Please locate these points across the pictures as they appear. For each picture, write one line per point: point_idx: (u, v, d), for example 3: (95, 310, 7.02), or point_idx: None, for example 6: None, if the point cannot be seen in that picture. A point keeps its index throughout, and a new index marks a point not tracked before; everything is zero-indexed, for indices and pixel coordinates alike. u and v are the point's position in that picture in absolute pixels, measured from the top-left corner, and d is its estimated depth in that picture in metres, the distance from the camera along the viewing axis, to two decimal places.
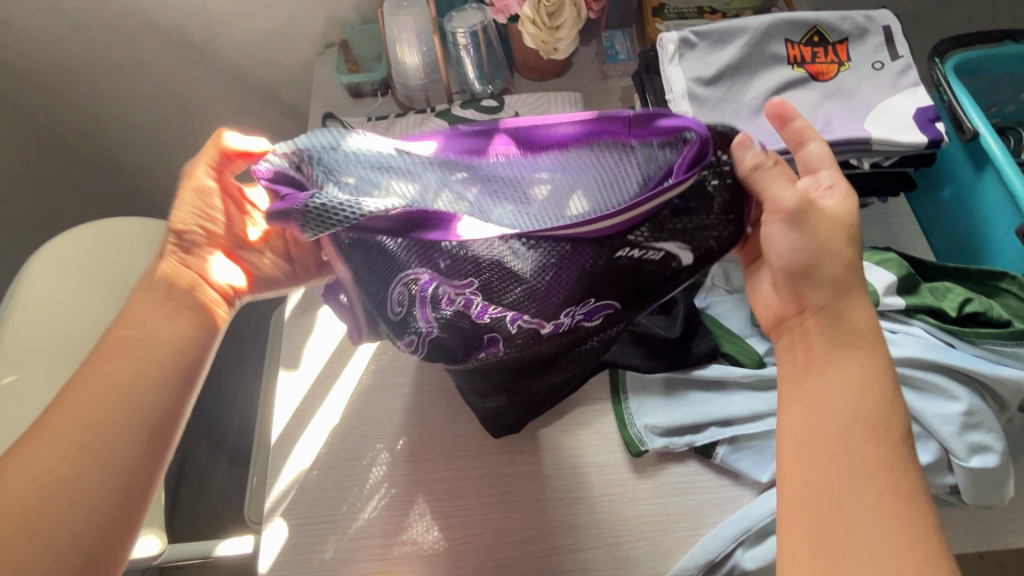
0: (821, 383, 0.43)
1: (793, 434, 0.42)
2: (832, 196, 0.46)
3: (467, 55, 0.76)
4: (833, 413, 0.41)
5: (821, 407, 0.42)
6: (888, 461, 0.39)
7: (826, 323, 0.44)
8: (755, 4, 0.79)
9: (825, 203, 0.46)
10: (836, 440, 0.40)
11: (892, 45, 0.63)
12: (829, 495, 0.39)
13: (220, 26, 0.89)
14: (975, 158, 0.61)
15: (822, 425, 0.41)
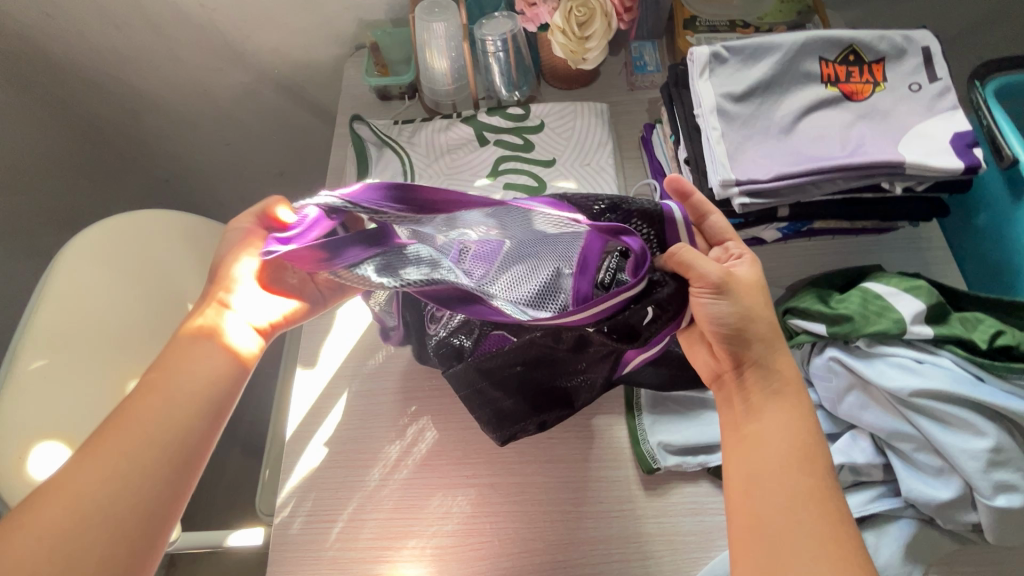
0: (760, 425, 0.47)
1: (737, 476, 0.46)
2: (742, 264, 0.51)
3: (495, 62, 0.76)
4: (775, 451, 0.45)
5: (763, 447, 0.46)
6: (819, 488, 0.43)
7: (759, 374, 0.49)
8: (789, 19, 0.78)
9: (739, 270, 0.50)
10: (781, 475, 0.44)
11: (931, 67, 0.61)
12: (781, 529, 0.42)
13: (255, 25, 0.90)
14: (1013, 187, 0.59)
15: (767, 464, 0.45)
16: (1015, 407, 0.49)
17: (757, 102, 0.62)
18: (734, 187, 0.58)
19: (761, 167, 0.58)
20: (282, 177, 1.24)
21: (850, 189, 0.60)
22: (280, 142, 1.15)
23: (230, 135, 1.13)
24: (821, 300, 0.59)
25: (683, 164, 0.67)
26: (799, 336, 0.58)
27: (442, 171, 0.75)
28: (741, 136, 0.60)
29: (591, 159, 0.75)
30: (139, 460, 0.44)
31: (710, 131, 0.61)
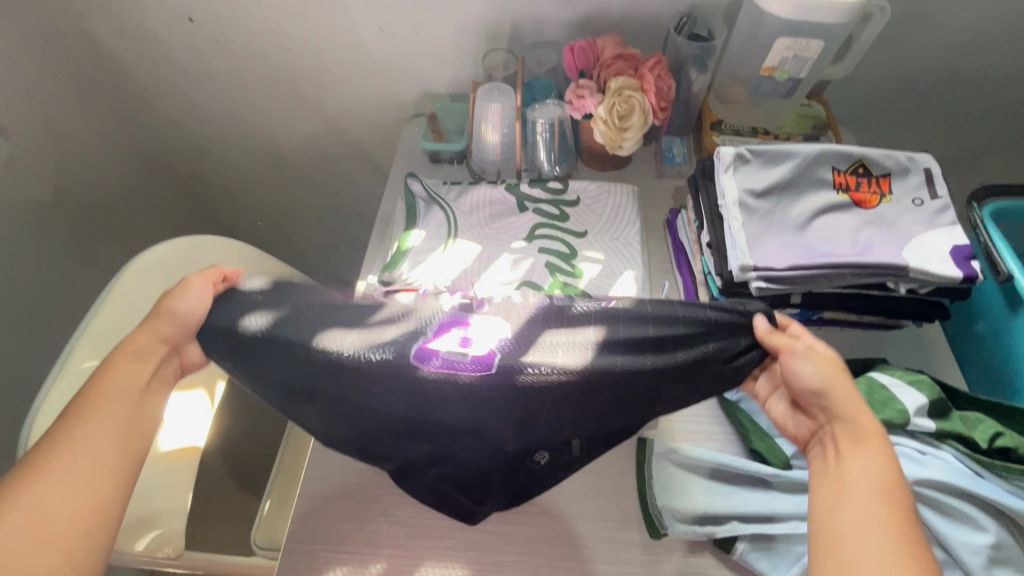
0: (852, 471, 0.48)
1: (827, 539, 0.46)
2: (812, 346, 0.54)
3: (542, 141, 0.85)
4: (864, 496, 0.47)
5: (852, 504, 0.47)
6: (894, 505, 0.46)
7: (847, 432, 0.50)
8: (805, 131, 0.88)
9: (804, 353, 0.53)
10: (866, 509, 0.46)
11: (932, 185, 0.68)
12: (854, 543, 0.44)
13: (330, 88, 1.02)
14: (1011, 299, 0.65)
15: (862, 520, 0.45)
16: (1015, 506, 0.51)
17: (775, 200, 0.69)
18: (752, 271, 0.64)
19: (777, 257, 0.64)
20: (324, 220, 1.34)
21: (858, 285, 0.65)
22: (329, 188, 1.25)
23: (285, 178, 1.24)
24: None
25: (705, 246, 0.73)
26: None
27: (481, 230, 0.82)
28: (760, 228, 0.67)
29: (620, 235, 0.81)
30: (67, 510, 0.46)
31: (732, 220, 0.67)
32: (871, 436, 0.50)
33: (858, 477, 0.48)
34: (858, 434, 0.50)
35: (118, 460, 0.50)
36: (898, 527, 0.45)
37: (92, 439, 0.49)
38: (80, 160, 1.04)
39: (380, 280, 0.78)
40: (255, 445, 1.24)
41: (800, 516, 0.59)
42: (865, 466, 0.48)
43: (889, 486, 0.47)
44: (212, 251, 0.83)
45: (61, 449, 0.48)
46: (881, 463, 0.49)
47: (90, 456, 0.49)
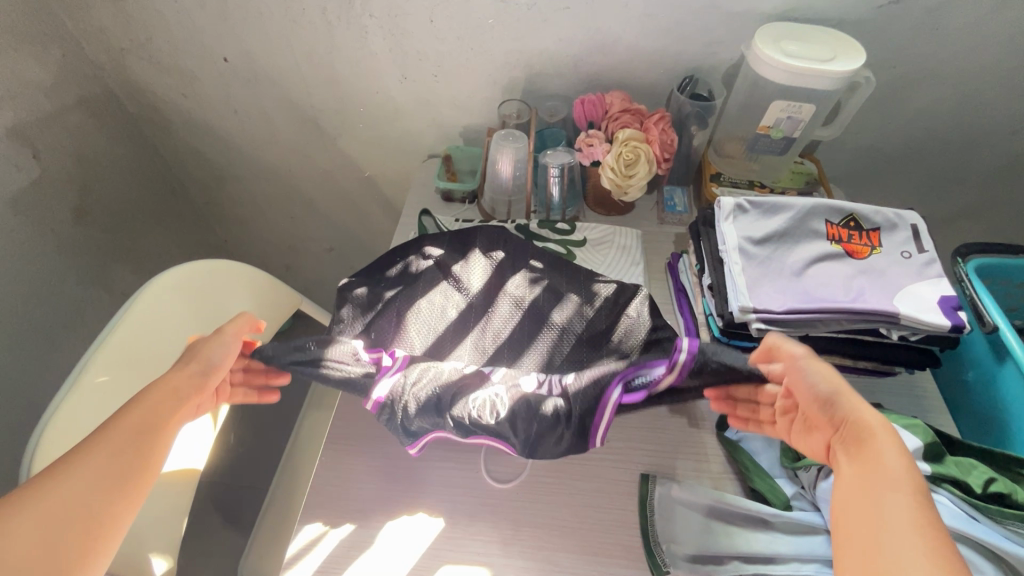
0: (874, 453, 0.50)
1: (849, 533, 0.48)
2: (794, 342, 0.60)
3: (552, 184, 0.90)
4: (883, 472, 0.49)
5: (876, 490, 0.48)
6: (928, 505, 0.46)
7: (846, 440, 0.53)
8: (799, 186, 0.93)
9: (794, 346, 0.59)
10: (898, 506, 0.46)
11: (918, 240, 0.73)
12: (885, 538, 0.45)
13: (351, 127, 1.07)
14: (997, 350, 0.68)
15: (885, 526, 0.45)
16: (1009, 550, 0.53)
17: (773, 247, 0.73)
18: (751, 313, 0.67)
19: (776, 301, 0.68)
20: (332, 252, 1.38)
21: (852, 330, 0.68)
22: (341, 220, 1.29)
23: (298, 210, 1.28)
24: None
25: (706, 289, 0.76)
26: (806, 459, 0.63)
27: None
28: (759, 272, 0.71)
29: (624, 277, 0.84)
30: (25, 541, 0.44)
31: (732, 264, 0.71)
32: (873, 434, 0.52)
33: (880, 461, 0.50)
34: (861, 433, 0.52)
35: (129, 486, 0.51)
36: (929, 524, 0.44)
37: (94, 463, 0.49)
38: (104, 185, 1.07)
39: None
40: (246, 476, 1.21)
41: (801, 557, 0.60)
42: (876, 470, 0.49)
43: (913, 478, 0.48)
44: (230, 277, 0.84)
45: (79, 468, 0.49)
46: (892, 464, 0.49)
47: (87, 478, 0.48)
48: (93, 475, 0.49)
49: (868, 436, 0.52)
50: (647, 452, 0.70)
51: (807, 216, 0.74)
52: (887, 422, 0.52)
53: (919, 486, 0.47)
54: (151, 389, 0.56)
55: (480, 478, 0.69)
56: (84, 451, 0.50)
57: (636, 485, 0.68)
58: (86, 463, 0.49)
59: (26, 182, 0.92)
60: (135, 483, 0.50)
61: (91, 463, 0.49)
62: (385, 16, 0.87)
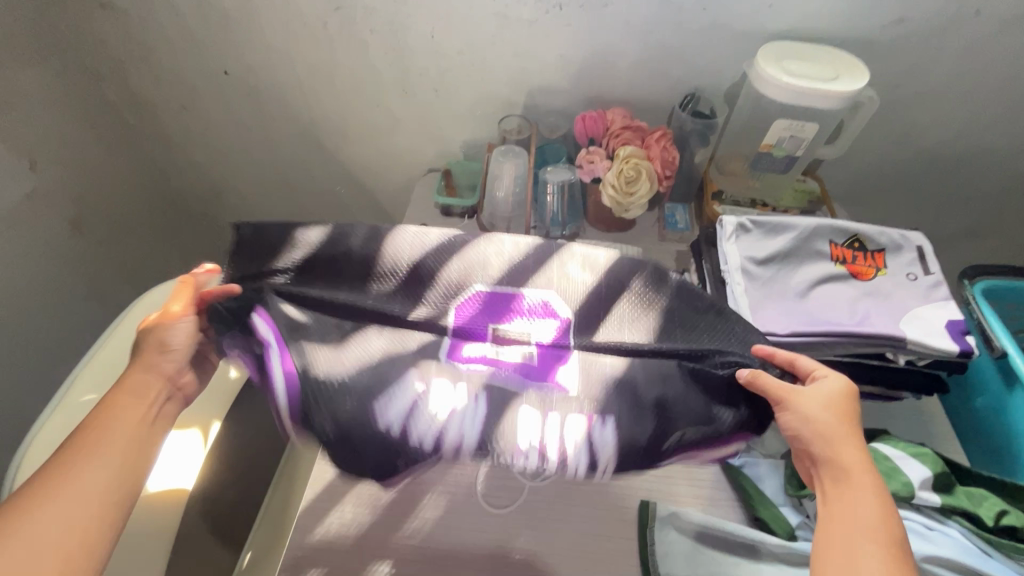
0: (858, 496, 0.47)
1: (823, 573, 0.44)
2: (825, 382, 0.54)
3: (551, 200, 0.89)
4: (864, 515, 0.46)
5: (856, 531, 0.45)
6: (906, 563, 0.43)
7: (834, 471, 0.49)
8: (802, 204, 0.92)
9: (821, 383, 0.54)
10: (879, 562, 0.43)
11: (924, 262, 0.72)
12: None
13: (351, 141, 1.07)
14: (1008, 376, 0.66)
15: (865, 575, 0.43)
16: None
17: (776, 268, 0.72)
18: None
19: (779, 323, 0.66)
20: None
21: (858, 354, 0.67)
22: None
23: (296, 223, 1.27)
24: None
25: None
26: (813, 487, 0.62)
27: None
28: (762, 293, 0.69)
29: None
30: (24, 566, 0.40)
31: (734, 285, 0.70)
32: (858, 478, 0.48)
33: (858, 509, 0.47)
34: (841, 471, 0.49)
35: (111, 494, 0.46)
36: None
37: (89, 473, 0.46)
38: (101, 197, 1.06)
39: None
40: (237, 493, 1.19)
41: None
42: (855, 509, 0.47)
43: (889, 527, 0.45)
44: None
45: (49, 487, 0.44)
46: (868, 514, 0.46)
47: (88, 486, 0.45)
48: (87, 484, 0.45)
49: (848, 475, 0.49)
50: (648, 477, 0.68)
51: (811, 236, 0.73)
52: (871, 465, 0.49)
53: (898, 539, 0.45)
54: (123, 387, 0.51)
55: (475, 502, 0.67)
56: (74, 460, 0.46)
57: (636, 512, 0.66)
58: (76, 475, 0.45)
59: (21, 192, 0.91)
60: (131, 490, 0.47)
61: (83, 475, 0.45)
62: (385, 31, 0.87)
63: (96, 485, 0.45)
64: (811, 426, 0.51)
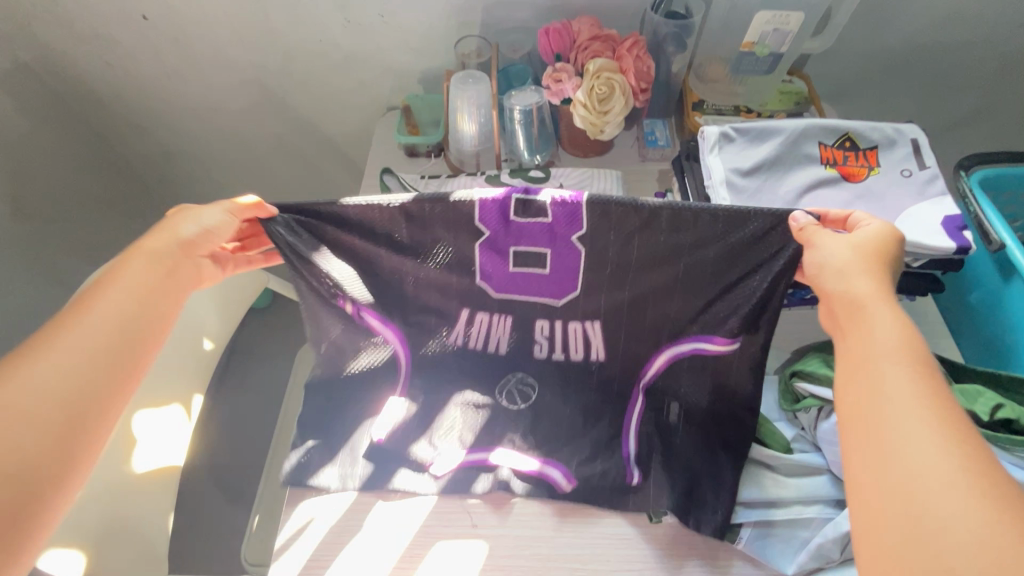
0: (870, 330, 0.42)
1: (872, 473, 0.35)
2: (872, 222, 0.50)
3: (519, 129, 0.82)
4: (884, 346, 0.40)
5: (884, 377, 0.39)
6: (922, 356, 0.39)
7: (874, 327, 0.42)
8: (788, 108, 0.86)
9: (866, 225, 0.50)
10: (912, 402, 0.36)
11: (919, 156, 0.68)
12: (898, 443, 0.35)
13: (297, 79, 0.98)
14: (1003, 268, 0.64)
15: (910, 456, 0.34)
16: None
17: (762, 178, 0.67)
18: None
19: None
20: None
21: None
22: (303, 188, 1.21)
23: (260, 181, 1.20)
24: (826, 365, 0.62)
25: None
26: (807, 400, 0.61)
27: None
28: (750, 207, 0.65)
29: None
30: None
31: (720, 201, 0.65)
32: (866, 310, 0.43)
33: (879, 334, 0.41)
34: (854, 305, 0.44)
35: (117, 325, 0.45)
36: (953, 421, 0.35)
37: (60, 367, 0.42)
38: (41, 170, 1.00)
39: None
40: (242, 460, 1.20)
41: (803, 500, 0.58)
42: (880, 333, 0.41)
43: (922, 356, 0.39)
44: None
45: (97, 332, 0.44)
46: (895, 322, 0.42)
47: (38, 389, 0.40)
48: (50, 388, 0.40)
49: (862, 306, 0.43)
50: None
51: (801, 139, 0.68)
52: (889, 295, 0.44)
53: (927, 361, 0.39)
54: None
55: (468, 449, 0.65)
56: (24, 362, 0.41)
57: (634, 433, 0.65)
58: (35, 384, 0.40)
59: None
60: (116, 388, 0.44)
61: (40, 390, 0.40)
62: None
63: (60, 385, 0.41)
64: (851, 278, 0.45)
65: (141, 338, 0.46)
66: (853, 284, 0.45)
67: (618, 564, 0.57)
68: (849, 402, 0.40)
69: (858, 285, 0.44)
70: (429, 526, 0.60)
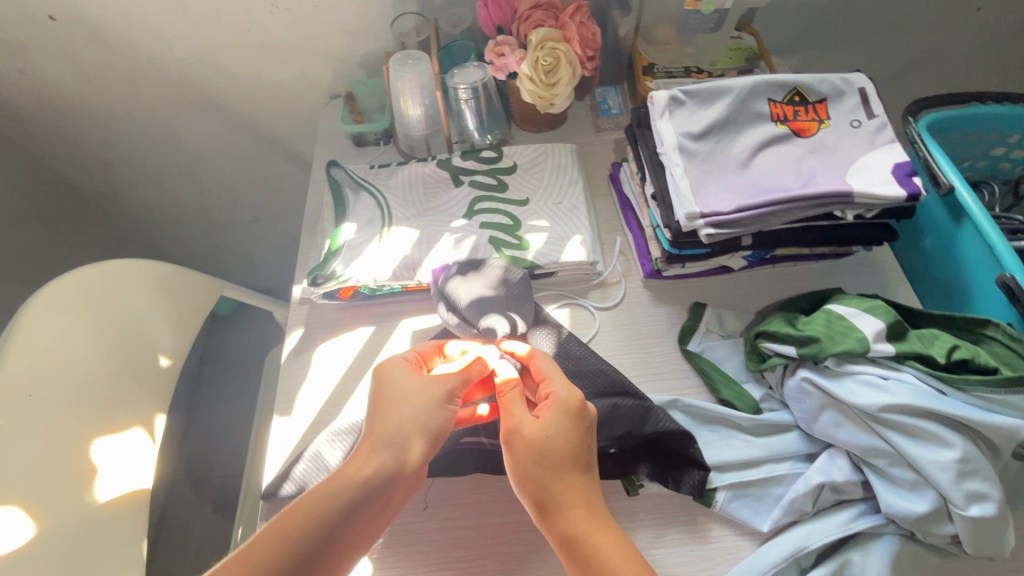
0: (573, 473, 0.51)
1: None
2: (558, 389, 0.55)
3: (467, 108, 0.79)
4: (567, 478, 0.50)
5: (579, 503, 0.49)
6: (584, 482, 0.51)
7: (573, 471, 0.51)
8: (738, 65, 0.85)
9: (557, 390, 0.55)
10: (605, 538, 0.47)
11: (867, 105, 0.67)
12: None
13: (231, 73, 0.92)
14: (954, 211, 0.64)
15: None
16: (978, 419, 0.51)
17: (714, 140, 0.66)
18: (699, 219, 0.61)
19: (723, 200, 0.62)
20: (258, 222, 1.24)
21: (805, 219, 0.63)
22: (255, 187, 1.16)
23: (206, 184, 1.14)
24: (789, 323, 0.62)
25: (649, 198, 0.70)
26: (772, 359, 0.61)
27: (419, 214, 0.77)
28: (703, 172, 0.64)
29: (564, 198, 0.77)
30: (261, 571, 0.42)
31: (673, 167, 0.64)
32: (528, 451, 0.51)
33: (567, 481, 0.50)
34: (556, 451, 0.51)
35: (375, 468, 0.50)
36: (611, 535, 0.48)
37: (326, 490, 0.47)
38: None
39: (311, 282, 0.72)
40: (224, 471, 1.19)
41: (774, 458, 0.59)
42: (537, 466, 0.50)
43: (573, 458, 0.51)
44: (130, 276, 0.73)
45: (368, 450, 0.51)
46: (556, 450, 0.51)
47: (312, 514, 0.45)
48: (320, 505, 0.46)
49: (565, 457, 0.51)
50: None
51: (752, 97, 0.67)
52: (552, 437, 0.51)
53: (561, 494, 0.50)
54: None
55: None
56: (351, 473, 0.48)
57: None
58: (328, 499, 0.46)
59: None
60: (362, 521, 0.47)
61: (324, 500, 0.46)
62: None
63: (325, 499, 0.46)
64: (549, 432, 0.51)
65: (370, 512, 0.47)
66: (521, 421, 0.53)
67: None
68: (566, 542, 0.48)
69: (536, 436, 0.51)
70: (410, 524, 0.60)
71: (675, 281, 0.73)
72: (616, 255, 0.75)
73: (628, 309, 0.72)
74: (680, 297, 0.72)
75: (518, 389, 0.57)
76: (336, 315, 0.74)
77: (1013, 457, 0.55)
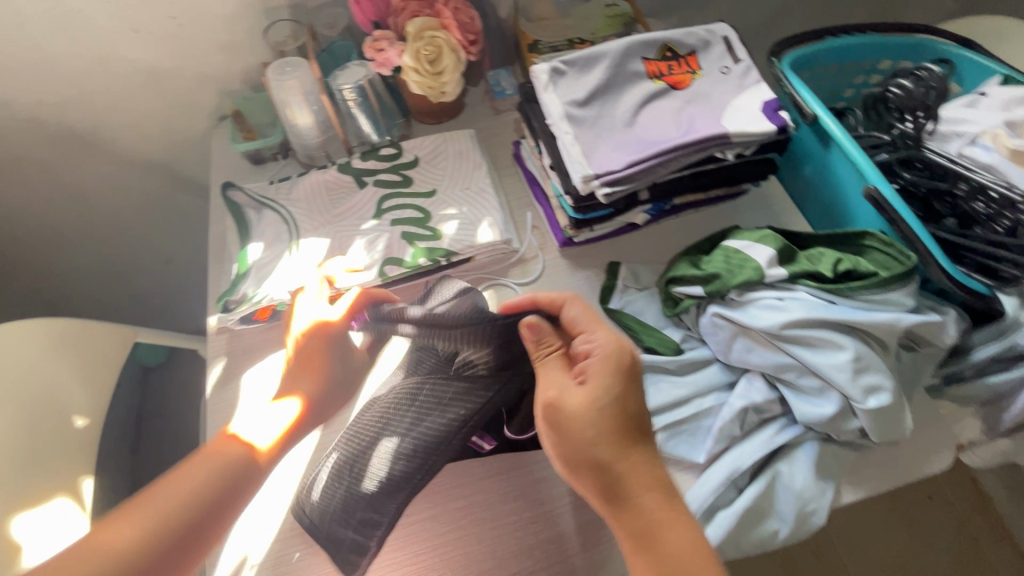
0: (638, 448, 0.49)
1: None
2: (600, 343, 0.52)
3: (359, 109, 0.79)
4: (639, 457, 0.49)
5: (641, 483, 0.48)
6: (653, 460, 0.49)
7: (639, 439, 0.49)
8: (617, 31, 0.88)
9: (597, 342, 0.53)
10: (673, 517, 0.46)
11: (733, 52, 0.71)
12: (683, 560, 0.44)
13: (104, 109, 0.87)
14: (822, 137, 0.69)
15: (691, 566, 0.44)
16: (863, 320, 0.56)
17: (599, 105, 0.68)
18: (594, 181, 0.63)
19: (614, 160, 0.64)
20: (170, 261, 1.18)
21: (692, 164, 0.67)
22: (157, 226, 1.10)
23: (104, 231, 1.07)
24: (694, 265, 0.65)
25: (549, 170, 0.71)
26: (684, 302, 0.64)
27: (327, 222, 0.76)
28: (592, 136, 0.66)
29: (470, 183, 0.78)
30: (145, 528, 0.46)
31: (563, 136, 0.66)
32: (602, 425, 0.49)
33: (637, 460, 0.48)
34: (624, 424, 0.49)
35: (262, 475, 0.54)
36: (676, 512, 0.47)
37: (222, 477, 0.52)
38: None
39: (223, 310, 0.70)
40: None
41: (700, 392, 0.62)
42: (605, 440, 0.48)
43: (639, 431, 0.50)
44: (26, 337, 0.68)
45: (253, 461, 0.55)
46: (607, 422, 0.49)
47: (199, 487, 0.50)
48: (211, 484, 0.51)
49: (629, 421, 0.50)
50: None
51: (628, 59, 0.70)
52: (610, 408, 0.49)
53: (635, 473, 0.48)
54: None
55: None
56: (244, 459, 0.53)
57: None
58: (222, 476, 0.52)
59: None
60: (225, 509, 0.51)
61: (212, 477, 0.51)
62: None
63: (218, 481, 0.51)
64: (600, 398, 0.50)
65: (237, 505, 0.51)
66: (566, 393, 0.51)
67: (555, 504, 0.60)
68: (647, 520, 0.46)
69: (596, 406, 0.49)
70: None
71: (589, 245, 0.75)
72: (529, 230, 0.77)
73: (549, 280, 0.73)
74: (596, 259, 0.75)
75: (554, 355, 0.54)
76: (258, 338, 0.72)
77: (902, 349, 0.60)
